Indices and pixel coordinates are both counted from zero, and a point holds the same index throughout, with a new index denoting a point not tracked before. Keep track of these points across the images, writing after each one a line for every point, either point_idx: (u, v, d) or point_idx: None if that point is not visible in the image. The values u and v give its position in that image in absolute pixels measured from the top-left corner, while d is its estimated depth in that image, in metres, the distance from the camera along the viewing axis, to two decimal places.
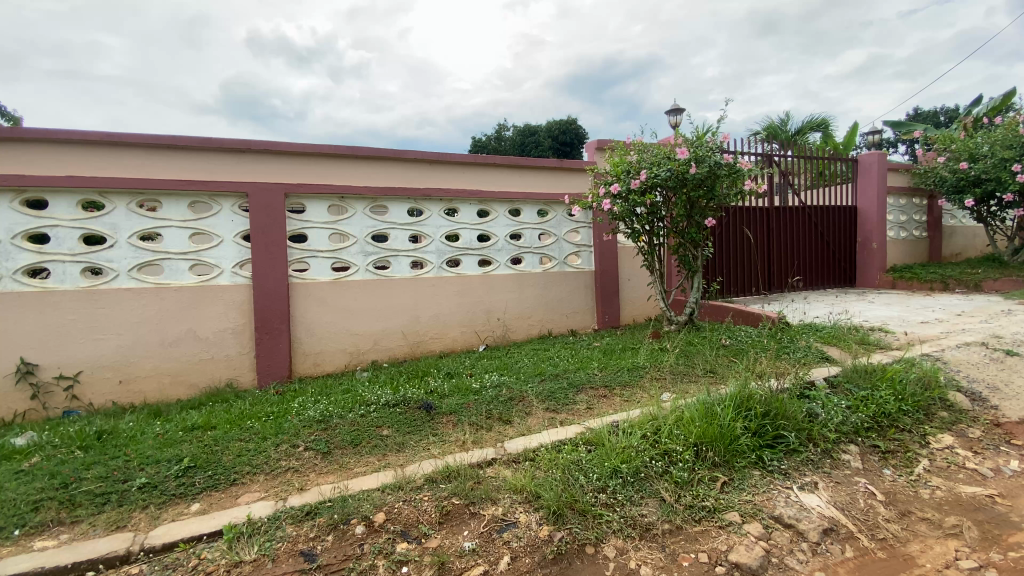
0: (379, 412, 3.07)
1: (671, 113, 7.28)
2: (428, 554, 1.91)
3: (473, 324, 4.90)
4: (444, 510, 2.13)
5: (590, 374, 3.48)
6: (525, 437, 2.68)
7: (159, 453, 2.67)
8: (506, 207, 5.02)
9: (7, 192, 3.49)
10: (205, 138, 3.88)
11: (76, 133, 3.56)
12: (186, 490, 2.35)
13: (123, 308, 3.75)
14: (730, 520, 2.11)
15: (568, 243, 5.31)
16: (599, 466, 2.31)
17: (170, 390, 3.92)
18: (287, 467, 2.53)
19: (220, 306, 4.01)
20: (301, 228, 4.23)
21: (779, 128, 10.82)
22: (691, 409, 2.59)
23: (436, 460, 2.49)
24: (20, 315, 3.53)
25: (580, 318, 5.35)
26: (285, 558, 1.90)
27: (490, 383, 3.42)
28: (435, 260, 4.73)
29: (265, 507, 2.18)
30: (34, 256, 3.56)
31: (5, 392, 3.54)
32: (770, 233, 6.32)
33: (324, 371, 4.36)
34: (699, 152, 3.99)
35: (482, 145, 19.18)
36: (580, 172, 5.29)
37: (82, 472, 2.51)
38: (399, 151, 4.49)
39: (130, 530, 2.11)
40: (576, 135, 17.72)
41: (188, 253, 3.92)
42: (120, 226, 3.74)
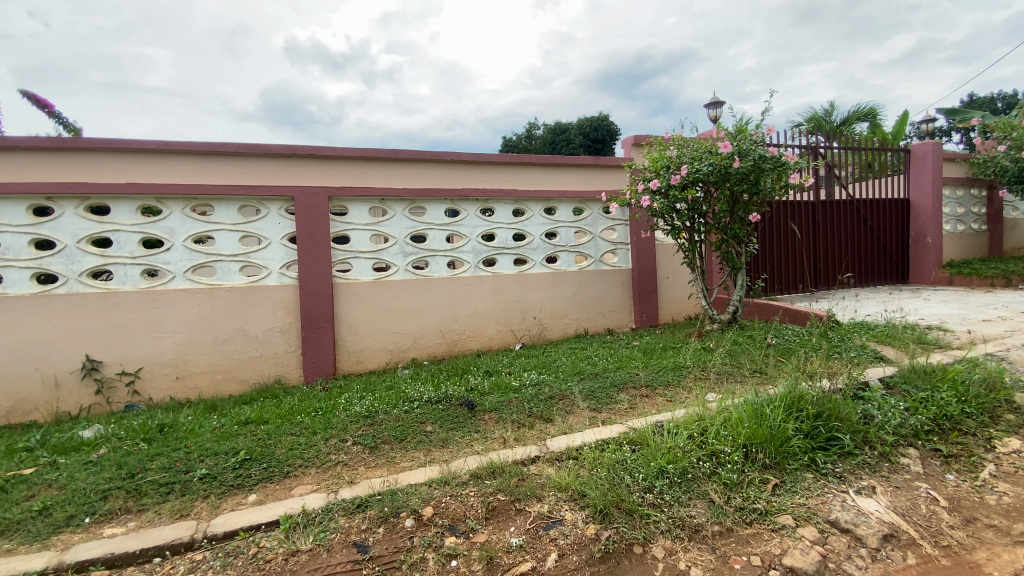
0: (422, 408, 3.12)
1: (710, 106, 7.12)
2: (476, 549, 1.94)
3: (509, 323, 4.91)
4: (490, 505, 2.15)
5: (631, 374, 3.44)
6: (567, 435, 2.67)
7: (217, 445, 2.80)
8: (542, 206, 5.01)
9: (74, 199, 3.71)
10: (253, 145, 4.04)
11: (136, 142, 3.76)
12: (243, 482, 2.46)
13: (180, 307, 3.94)
14: (784, 523, 2.05)
15: (604, 241, 5.25)
16: (644, 465, 2.29)
17: (223, 386, 4.09)
18: (336, 461, 2.60)
19: (268, 306, 4.16)
20: (344, 230, 4.35)
21: (823, 118, 10.41)
22: (738, 410, 2.53)
23: (480, 456, 2.52)
24: (86, 315, 3.76)
25: (617, 317, 5.30)
26: (339, 548, 1.96)
27: (530, 381, 3.43)
28: (472, 260, 4.77)
29: (318, 499, 2.25)
30: (97, 259, 3.78)
31: (73, 388, 3.77)
32: (817, 228, 6.09)
33: (366, 368, 4.47)
34: (742, 146, 3.90)
35: (512, 144, 19.19)
36: (617, 168, 5.24)
37: (147, 463, 2.66)
38: (437, 152, 4.57)
39: (193, 518, 2.22)
40: (609, 131, 17.55)
41: (239, 255, 4.08)
42: (176, 230, 3.93)
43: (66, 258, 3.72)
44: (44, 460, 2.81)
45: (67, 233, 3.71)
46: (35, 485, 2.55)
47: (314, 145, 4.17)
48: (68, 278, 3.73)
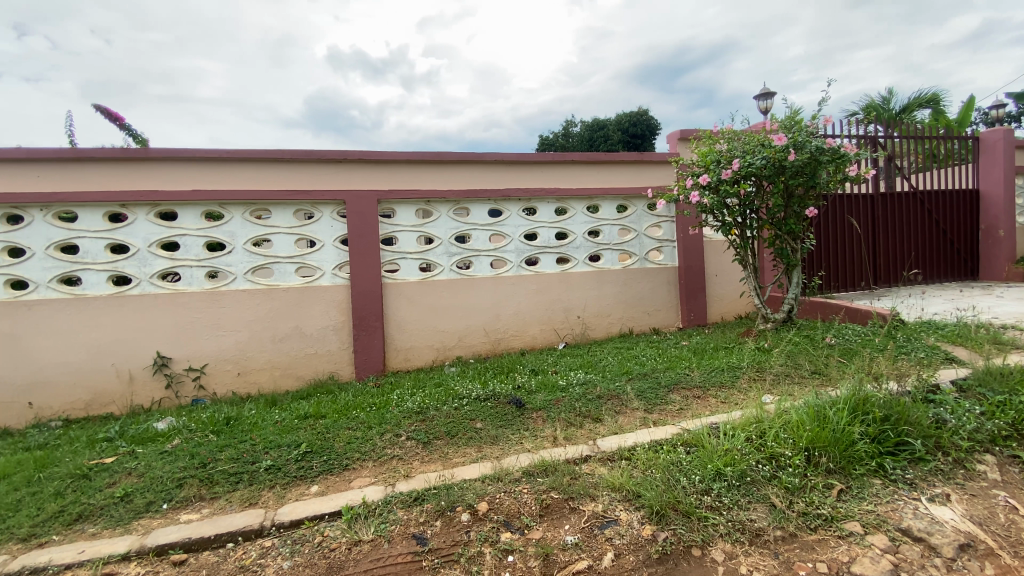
0: (472, 405, 3.17)
1: (760, 98, 6.88)
2: (532, 545, 1.96)
3: (553, 322, 4.91)
4: (544, 503, 2.17)
5: (681, 374, 3.37)
6: (618, 435, 2.65)
7: (280, 438, 2.94)
8: (584, 204, 4.97)
9: (145, 206, 3.97)
10: (306, 152, 4.21)
11: (201, 152, 3.99)
12: (305, 473, 2.57)
13: (241, 307, 4.15)
14: (851, 530, 1.97)
15: (650, 238, 5.16)
16: (700, 467, 2.24)
17: (281, 382, 4.28)
18: (391, 455, 2.69)
19: (321, 305, 4.32)
20: (391, 231, 4.47)
21: (880, 106, 9.86)
22: (799, 413, 2.44)
23: (531, 454, 2.54)
24: (157, 314, 4.01)
25: (663, 316, 5.21)
26: (399, 539, 2.03)
27: (577, 380, 3.42)
28: (515, 259, 4.80)
29: (377, 491, 2.33)
30: (166, 262, 4.03)
31: (146, 382, 4.04)
32: (876, 222, 5.79)
33: (413, 366, 4.57)
34: (798, 137, 3.77)
35: (549, 141, 19.08)
36: (663, 164, 5.14)
37: (217, 453, 2.82)
38: (481, 154, 4.62)
39: (261, 506, 2.35)
40: (649, 126, 17.25)
41: (295, 257, 4.27)
42: (237, 233, 4.14)
43: (139, 261, 3.98)
44: (124, 449, 3.03)
45: (139, 238, 3.98)
46: (118, 473, 2.75)
47: (363, 150, 4.31)
48: (140, 280, 3.99)
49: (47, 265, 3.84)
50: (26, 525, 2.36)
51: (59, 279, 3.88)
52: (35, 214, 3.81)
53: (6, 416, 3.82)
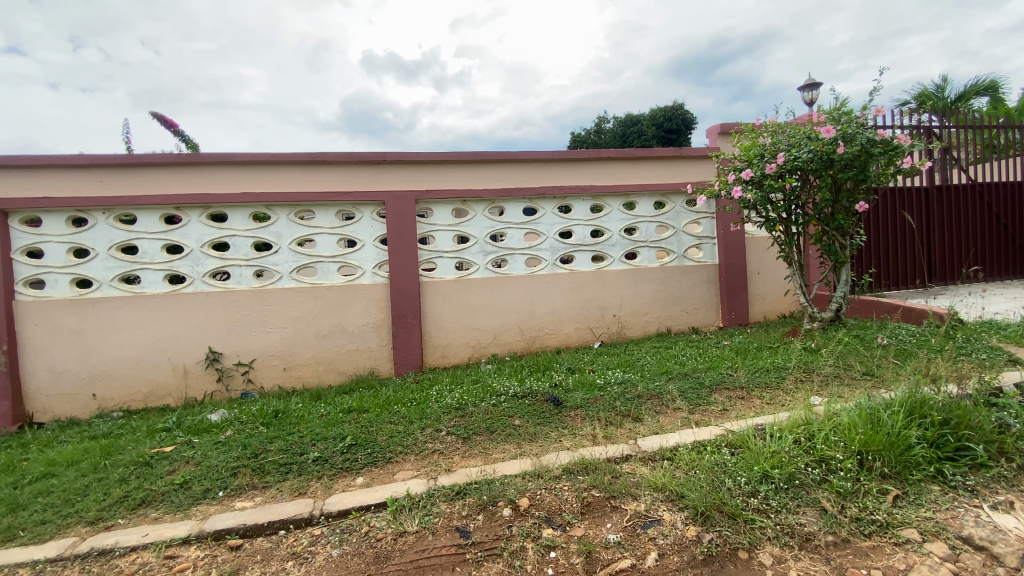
0: (509, 402, 3.20)
1: (805, 89, 6.64)
2: (575, 542, 1.96)
3: (588, 320, 4.89)
4: (585, 501, 2.17)
5: (723, 374, 3.30)
6: (659, 435, 2.62)
7: (326, 430, 3.05)
8: (621, 201, 4.91)
9: (197, 208, 4.17)
10: (347, 154, 4.33)
11: (249, 155, 4.15)
12: (351, 465, 2.67)
13: (286, 304, 4.31)
14: (908, 537, 1.89)
15: (688, 235, 5.06)
16: (746, 469, 2.20)
17: (324, 377, 4.42)
18: (433, 449, 2.75)
19: (362, 303, 4.44)
20: (429, 231, 4.55)
21: (933, 95, 9.35)
22: (850, 415, 2.36)
23: (571, 452, 2.54)
24: (209, 311, 4.21)
25: (703, 315, 5.11)
26: (443, 532, 2.07)
27: (615, 379, 3.40)
28: (550, 257, 4.80)
29: (420, 484, 2.40)
30: (217, 261, 4.22)
31: (199, 375, 4.25)
32: (930, 217, 5.49)
33: (449, 363, 4.64)
34: (848, 129, 3.63)
35: (581, 138, 18.90)
36: (703, 159, 5.02)
37: (267, 444, 2.94)
38: (516, 153, 4.63)
39: (310, 496, 2.44)
40: (684, 121, 16.91)
41: (337, 256, 4.41)
42: (282, 234, 4.30)
43: (192, 261, 4.19)
44: (181, 439, 3.20)
45: (193, 238, 4.18)
46: (176, 461, 2.91)
47: (401, 151, 4.39)
48: (194, 279, 4.20)
49: (109, 264, 4.09)
50: (94, 508, 2.53)
51: (119, 278, 4.12)
52: (98, 217, 4.06)
53: (72, 407, 4.09)
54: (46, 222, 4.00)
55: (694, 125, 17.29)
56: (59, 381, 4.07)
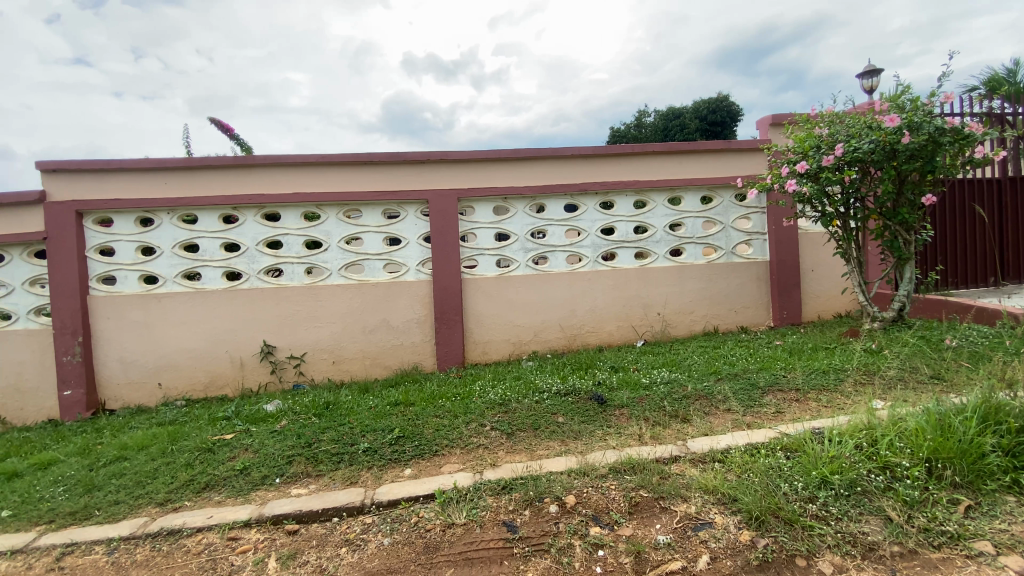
0: (553, 399, 3.20)
1: (864, 76, 6.30)
2: (623, 541, 1.94)
3: (631, 318, 4.82)
4: (633, 500, 2.14)
5: (775, 375, 3.19)
6: (708, 437, 2.56)
7: (375, 423, 3.15)
8: (666, 196, 4.81)
9: (253, 208, 4.36)
10: (392, 153, 4.42)
11: (300, 157, 4.31)
12: (399, 457, 2.75)
13: (335, 300, 4.46)
14: (982, 550, 1.77)
15: (737, 231, 4.91)
16: (803, 474, 2.12)
17: (371, 370, 4.55)
18: (478, 444, 2.79)
19: (406, 299, 4.54)
20: (471, 228, 4.60)
21: (1006, 79, 8.68)
22: (917, 420, 2.23)
23: (617, 451, 2.52)
24: (263, 306, 4.40)
25: (752, 314, 4.95)
26: (490, 526, 2.10)
27: (661, 378, 3.34)
28: (591, 254, 4.75)
29: (467, 478, 2.44)
30: (271, 259, 4.41)
31: (254, 367, 4.46)
32: (1004, 210, 5.11)
33: (491, 359, 4.69)
34: (915, 117, 3.41)
35: (621, 133, 18.55)
36: (754, 151, 4.84)
37: (320, 435, 3.06)
38: (559, 149, 4.59)
39: (361, 485, 2.53)
40: (729, 113, 16.36)
41: (383, 254, 4.52)
42: (332, 232, 4.46)
43: (248, 258, 4.39)
44: (240, 427, 3.37)
45: (249, 237, 4.38)
46: (236, 448, 3.07)
47: (444, 150, 4.45)
48: (250, 275, 4.41)
49: (173, 261, 4.34)
50: (163, 490, 2.70)
51: (182, 274, 4.37)
52: (163, 217, 4.32)
53: (140, 395, 4.38)
54: (117, 222, 4.29)
55: (740, 118, 16.68)
56: (128, 370, 4.36)
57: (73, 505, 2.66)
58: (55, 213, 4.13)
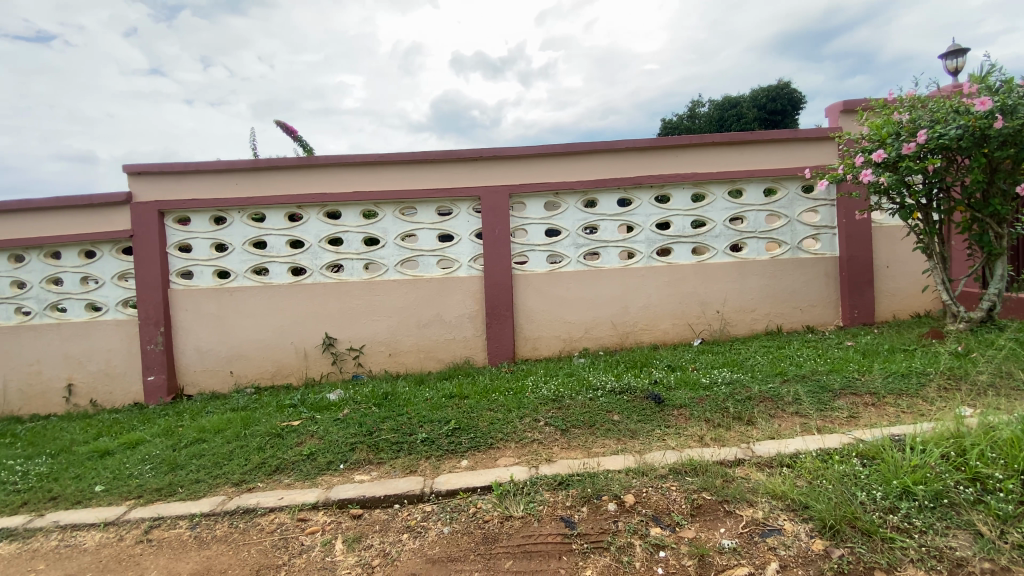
0: (607, 397, 3.17)
1: (948, 56, 5.80)
2: (685, 544, 1.90)
3: (687, 316, 4.68)
4: (695, 503, 2.09)
5: (847, 378, 3.02)
6: (776, 441, 2.46)
7: (432, 414, 3.26)
8: (726, 189, 4.62)
9: (316, 207, 4.57)
10: (445, 151, 4.49)
11: (360, 156, 4.46)
12: (456, 448, 2.81)
13: (391, 295, 4.60)
14: None
15: (803, 225, 4.66)
16: (882, 483, 2.00)
17: (425, 363, 4.67)
18: (532, 438, 2.81)
19: (460, 294, 4.62)
20: (522, 225, 4.61)
21: None
22: (1013, 430, 2.05)
23: (676, 452, 2.46)
24: (324, 300, 4.61)
25: (819, 312, 4.70)
26: (548, 520, 2.11)
27: (722, 379, 3.23)
28: (645, 249, 4.65)
29: (523, 472, 2.47)
30: (332, 255, 4.60)
31: (316, 358, 4.67)
32: None
33: (541, 355, 4.69)
34: (1009, 100, 3.11)
35: (673, 125, 17.97)
36: (823, 141, 4.58)
37: (380, 424, 3.20)
38: (612, 142, 4.51)
39: (420, 474, 2.61)
40: (791, 100, 15.55)
41: (436, 250, 4.62)
42: (389, 229, 4.61)
43: (312, 255, 4.61)
44: (305, 415, 3.55)
45: (312, 234, 4.59)
46: (303, 434, 3.24)
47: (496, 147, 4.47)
48: (313, 271, 4.62)
49: (243, 257, 4.62)
50: (238, 472, 2.89)
51: (251, 269, 4.63)
52: (235, 215, 4.59)
53: (214, 382, 4.69)
54: (194, 221, 4.61)
55: (803, 105, 15.77)
56: (204, 358, 4.68)
57: (159, 482, 2.90)
58: (140, 213, 4.49)
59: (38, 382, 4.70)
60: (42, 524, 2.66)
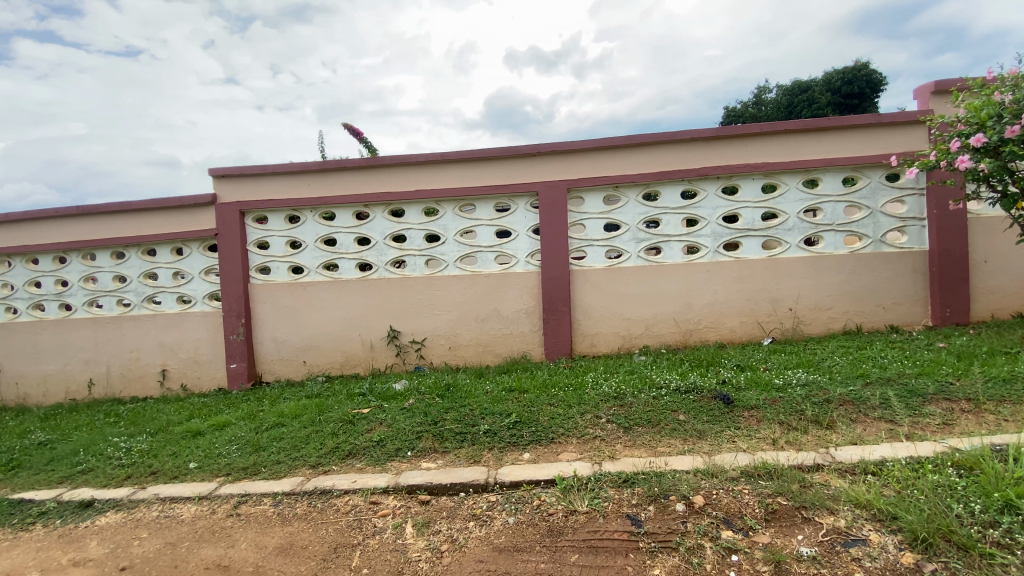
0: (671, 396, 3.10)
1: None
2: (759, 549, 1.84)
3: (755, 314, 4.48)
4: (770, 508, 2.01)
5: (939, 383, 2.79)
6: (858, 446, 2.32)
7: (493, 406, 3.32)
8: (799, 179, 4.37)
9: (381, 205, 4.76)
10: (504, 148, 4.54)
11: (422, 156, 4.60)
12: (517, 440, 2.86)
13: (452, 289, 4.72)
14: None
15: (887, 217, 4.33)
16: (981, 496, 1.84)
17: (484, 357, 4.76)
18: (594, 435, 2.81)
19: (518, 290, 4.66)
20: (580, 220, 4.58)
21: None
22: None
23: (748, 454, 2.38)
24: (389, 294, 4.80)
25: (904, 311, 4.37)
26: (614, 517, 2.10)
27: (796, 380, 3.07)
28: (710, 244, 4.49)
29: (586, 467, 2.47)
30: (396, 251, 4.78)
31: (381, 350, 4.88)
32: None
33: (599, 352, 4.65)
34: None
35: (737, 112, 17.11)
36: (911, 125, 4.23)
37: (444, 415, 3.30)
38: (675, 133, 4.38)
39: (484, 465, 2.68)
40: (870, 81, 14.43)
41: (495, 246, 4.69)
42: (449, 226, 4.72)
43: (378, 251, 4.81)
44: (374, 403, 3.73)
45: (378, 231, 4.79)
46: (373, 421, 3.40)
47: (555, 142, 4.47)
48: (379, 266, 4.82)
49: (315, 254, 4.89)
50: (314, 455, 3.08)
51: (323, 265, 4.90)
52: (308, 214, 4.87)
53: (289, 370, 5.00)
54: (271, 220, 4.93)
55: (884, 87, 14.56)
56: (280, 348, 5.00)
57: (244, 462, 3.15)
58: (224, 213, 4.86)
59: (137, 367, 5.21)
60: (145, 496, 2.95)
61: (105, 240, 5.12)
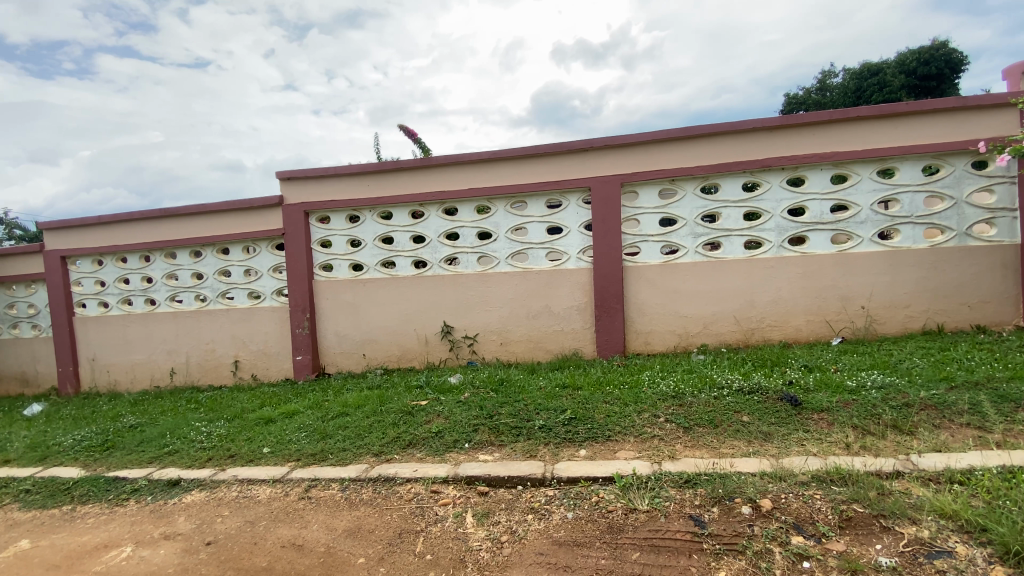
0: (734, 397, 3.01)
1: None
2: (833, 556, 1.76)
3: (823, 312, 4.27)
4: (844, 515, 1.93)
5: None
6: (943, 454, 2.18)
7: (547, 402, 3.36)
8: (872, 168, 4.11)
9: (436, 204, 4.89)
10: (556, 144, 4.54)
11: (475, 154, 4.68)
12: (573, 436, 2.88)
13: (504, 286, 4.78)
14: None
15: (973, 207, 4.00)
16: None
17: (537, 353, 4.79)
18: (653, 434, 2.78)
19: (570, 286, 4.66)
20: (635, 215, 4.52)
21: None
22: None
23: (819, 459, 2.28)
24: (444, 290, 4.92)
25: (993, 311, 4.03)
26: (676, 517, 2.08)
27: (871, 382, 2.91)
28: (774, 238, 4.31)
29: (645, 467, 2.46)
30: (450, 249, 4.90)
31: (437, 345, 5.01)
32: None
33: (654, 351, 4.58)
34: None
35: (798, 99, 16.21)
36: (1002, 107, 3.88)
37: (499, 409, 3.37)
38: (735, 123, 4.22)
39: (541, 459, 2.72)
40: (950, 59, 13.28)
41: (546, 242, 4.70)
42: (501, 223, 4.78)
43: (432, 249, 4.94)
44: (431, 396, 3.85)
45: (433, 229, 4.93)
46: (431, 413, 3.52)
47: (608, 136, 4.42)
48: (434, 264, 4.96)
49: (375, 252, 5.09)
50: (377, 444, 3.23)
51: (381, 263, 5.09)
52: (367, 214, 5.07)
53: (350, 363, 5.24)
54: (333, 220, 5.17)
55: (966, 67, 13.38)
56: (341, 342, 5.24)
57: (313, 448, 3.34)
58: (291, 214, 5.14)
59: (213, 358, 5.62)
60: (225, 477, 3.19)
61: (184, 240, 5.54)
